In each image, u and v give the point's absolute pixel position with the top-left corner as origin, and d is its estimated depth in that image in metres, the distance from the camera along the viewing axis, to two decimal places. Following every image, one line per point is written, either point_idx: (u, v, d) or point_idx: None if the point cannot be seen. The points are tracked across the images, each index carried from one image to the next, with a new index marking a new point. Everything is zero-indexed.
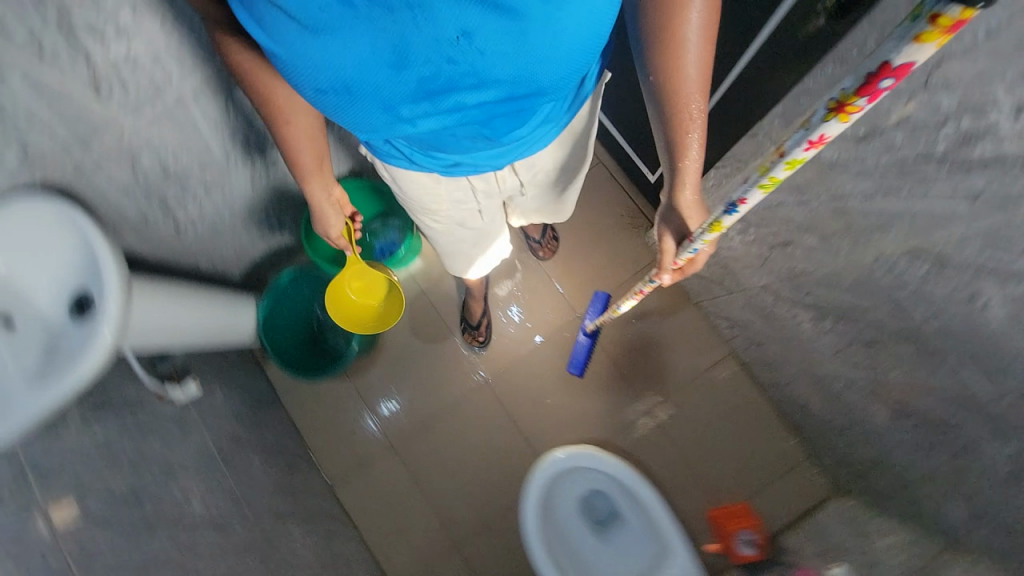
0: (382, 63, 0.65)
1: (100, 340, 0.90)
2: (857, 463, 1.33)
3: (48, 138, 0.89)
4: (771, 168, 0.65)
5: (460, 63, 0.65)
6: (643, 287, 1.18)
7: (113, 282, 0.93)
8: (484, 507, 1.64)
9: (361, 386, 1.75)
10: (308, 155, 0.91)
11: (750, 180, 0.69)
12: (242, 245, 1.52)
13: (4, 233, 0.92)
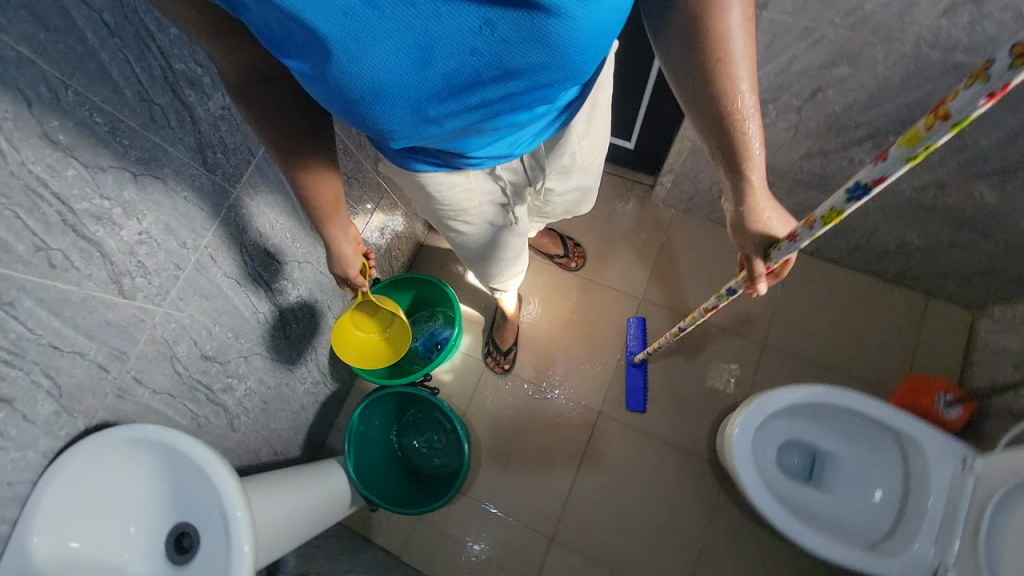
0: (405, 63, 0.57)
1: (239, 565, 0.74)
2: (980, 272, 1.32)
3: (80, 370, 0.76)
4: (923, 138, 0.53)
5: (482, 55, 0.58)
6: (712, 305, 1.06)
7: (226, 480, 0.77)
8: (678, 539, 1.45)
9: (481, 493, 1.55)
10: (331, 204, 0.87)
11: (892, 155, 0.58)
12: (290, 410, 1.35)
13: (83, 487, 0.77)
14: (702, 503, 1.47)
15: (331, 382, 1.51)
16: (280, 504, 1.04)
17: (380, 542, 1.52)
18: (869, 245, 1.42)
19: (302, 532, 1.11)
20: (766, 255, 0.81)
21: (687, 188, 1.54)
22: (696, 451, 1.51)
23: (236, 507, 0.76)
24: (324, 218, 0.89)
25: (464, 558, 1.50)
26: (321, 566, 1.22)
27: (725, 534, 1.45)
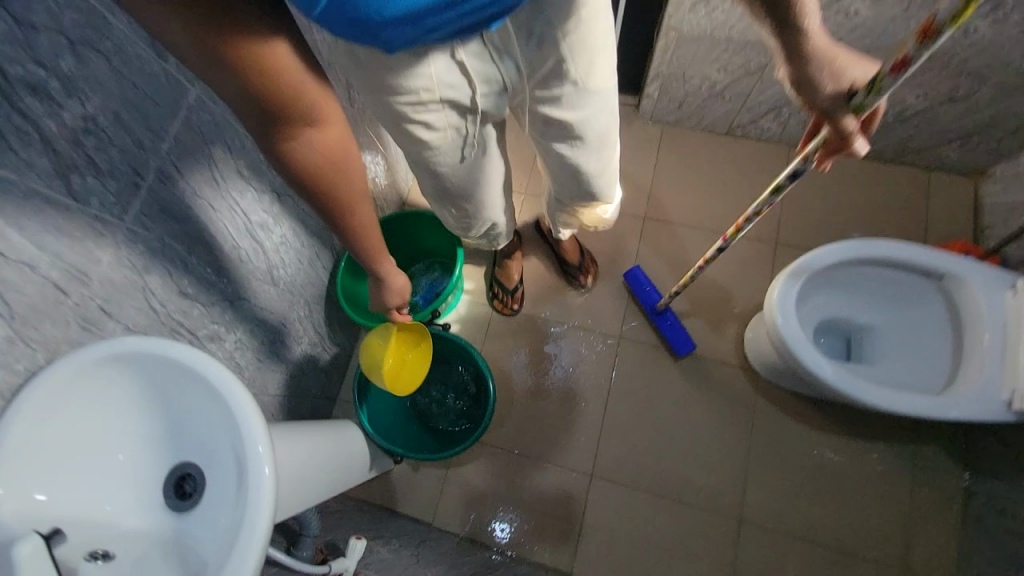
0: None
1: (260, 495, 0.60)
2: (979, 127, 1.31)
3: (31, 291, 0.64)
4: None
5: None
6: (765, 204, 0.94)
7: (235, 395, 0.63)
8: (722, 453, 1.38)
9: (509, 443, 1.44)
10: (365, 218, 0.82)
11: None
12: (288, 374, 1.22)
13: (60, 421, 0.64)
14: (740, 411, 1.40)
15: (329, 347, 1.38)
16: (303, 459, 0.93)
17: (408, 512, 1.40)
18: None
19: (323, 493, 0.99)
20: (854, 106, 0.69)
21: (676, 92, 1.48)
22: (726, 361, 1.44)
23: (248, 434, 0.62)
24: (363, 234, 0.84)
25: (501, 512, 1.39)
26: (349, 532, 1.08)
27: (768, 437, 1.38)
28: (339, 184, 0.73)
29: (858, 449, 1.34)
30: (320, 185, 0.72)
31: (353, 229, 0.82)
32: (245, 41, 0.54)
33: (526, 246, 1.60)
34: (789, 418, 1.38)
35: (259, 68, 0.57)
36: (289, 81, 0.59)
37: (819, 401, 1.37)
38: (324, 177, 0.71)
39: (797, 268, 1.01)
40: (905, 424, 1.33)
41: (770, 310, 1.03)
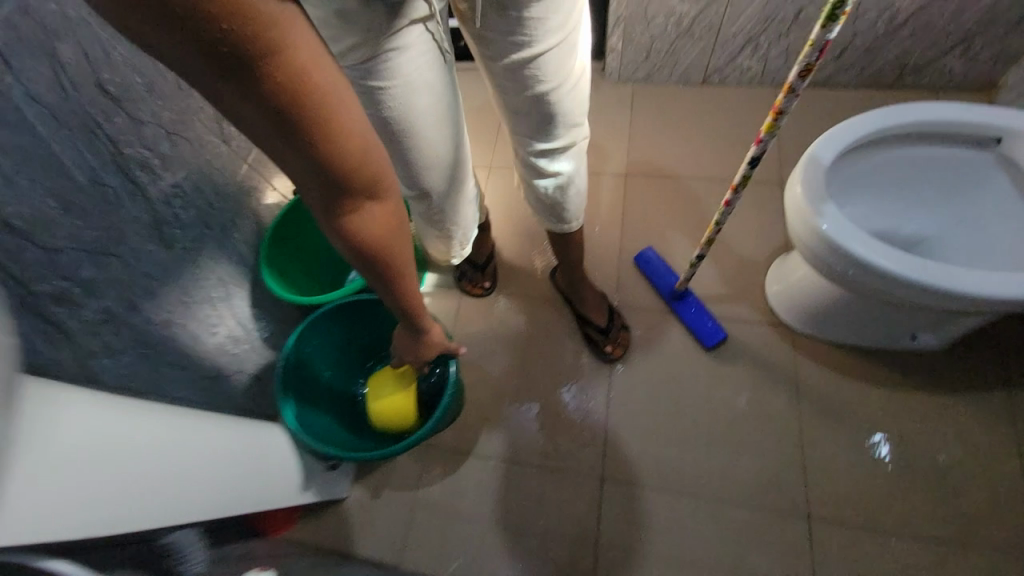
0: None
1: None
2: (985, 22, 1.15)
3: None
4: None
5: None
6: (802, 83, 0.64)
7: None
8: (764, 432, 1.07)
9: (494, 452, 1.14)
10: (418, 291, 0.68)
11: None
12: (197, 373, 0.95)
13: None
14: (778, 379, 1.11)
15: (260, 347, 1.12)
16: (152, 427, 0.65)
17: (368, 557, 1.06)
18: (856, 37, 1.24)
19: (185, 483, 0.68)
20: None
21: (640, 37, 1.36)
22: (749, 321, 1.18)
23: None
24: (413, 309, 0.70)
25: (491, 543, 1.06)
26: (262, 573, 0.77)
27: (821, 406, 1.08)
28: (395, 252, 0.61)
29: (937, 408, 1.04)
30: (375, 257, 0.59)
31: (405, 304, 0.68)
32: (320, 105, 0.43)
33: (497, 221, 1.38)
34: (841, 380, 1.09)
35: (334, 139, 0.46)
36: (356, 146, 0.48)
37: (872, 352, 1.10)
38: (377, 248, 0.58)
39: (822, 141, 0.79)
40: (990, 369, 1.05)
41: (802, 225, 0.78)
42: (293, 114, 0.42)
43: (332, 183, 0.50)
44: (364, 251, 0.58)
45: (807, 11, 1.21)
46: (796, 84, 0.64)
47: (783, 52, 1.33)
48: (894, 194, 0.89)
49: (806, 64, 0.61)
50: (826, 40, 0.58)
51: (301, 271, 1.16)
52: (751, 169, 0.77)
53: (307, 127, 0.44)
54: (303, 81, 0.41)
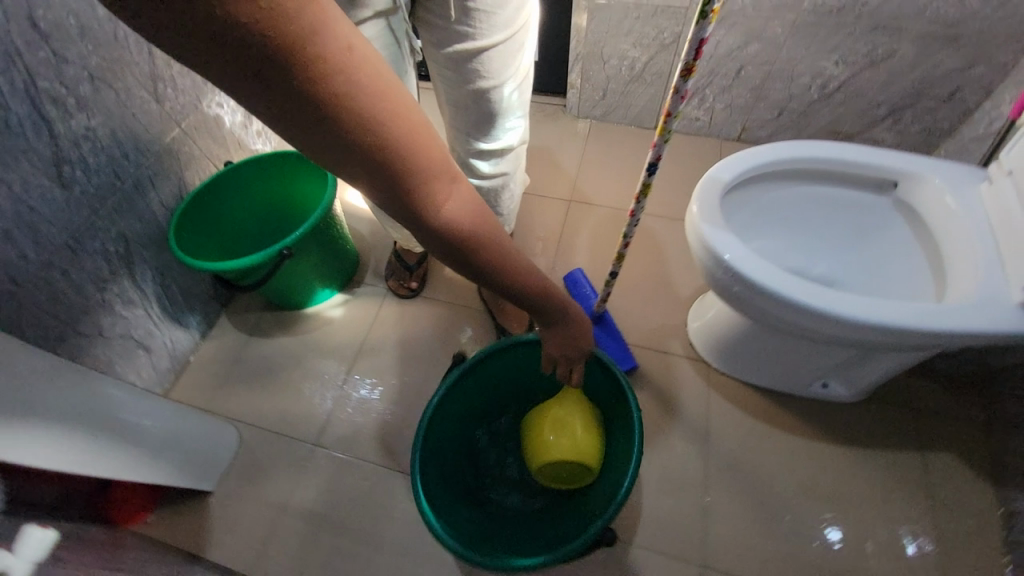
0: None
1: None
2: (908, 99, 1.23)
3: None
4: None
5: None
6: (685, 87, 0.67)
7: None
8: (671, 470, 1.01)
9: (383, 458, 1.06)
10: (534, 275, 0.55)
11: None
12: (71, 324, 0.90)
13: None
14: (692, 416, 1.06)
15: (157, 316, 1.07)
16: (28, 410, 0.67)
17: (221, 561, 0.95)
18: (792, 99, 1.33)
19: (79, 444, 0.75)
20: None
21: (598, 77, 1.44)
22: (669, 353, 1.15)
23: None
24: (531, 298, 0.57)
25: (361, 558, 0.96)
26: (76, 540, 0.68)
27: (728, 447, 1.03)
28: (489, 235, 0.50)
29: (848, 463, 0.99)
30: (467, 249, 0.48)
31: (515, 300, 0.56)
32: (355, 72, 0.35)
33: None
34: (754, 423, 1.05)
35: (387, 113, 0.38)
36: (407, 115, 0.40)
37: (788, 399, 1.07)
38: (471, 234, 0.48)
39: (725, 163, 0.80)
40: (905, 429, 1.01)
41: (703, 245, 0.77)
42: (322, 90, 0.34)
43: (392, 171, 0.40)
44: (455, 243, 0.47)
45: (747, 69, 1.29)
46: (681, 85, 0.67)
47: (727, 107, 1.40)
48: (805, 230, 0.89)
49: (687, 63, 0.65)
50: (705, 37, 0.62)
51: (217, 239, 1.13)
52: (649, 177, 0.79)
53: (348, 99, 0.35)
54: (323, 42, 0.33)
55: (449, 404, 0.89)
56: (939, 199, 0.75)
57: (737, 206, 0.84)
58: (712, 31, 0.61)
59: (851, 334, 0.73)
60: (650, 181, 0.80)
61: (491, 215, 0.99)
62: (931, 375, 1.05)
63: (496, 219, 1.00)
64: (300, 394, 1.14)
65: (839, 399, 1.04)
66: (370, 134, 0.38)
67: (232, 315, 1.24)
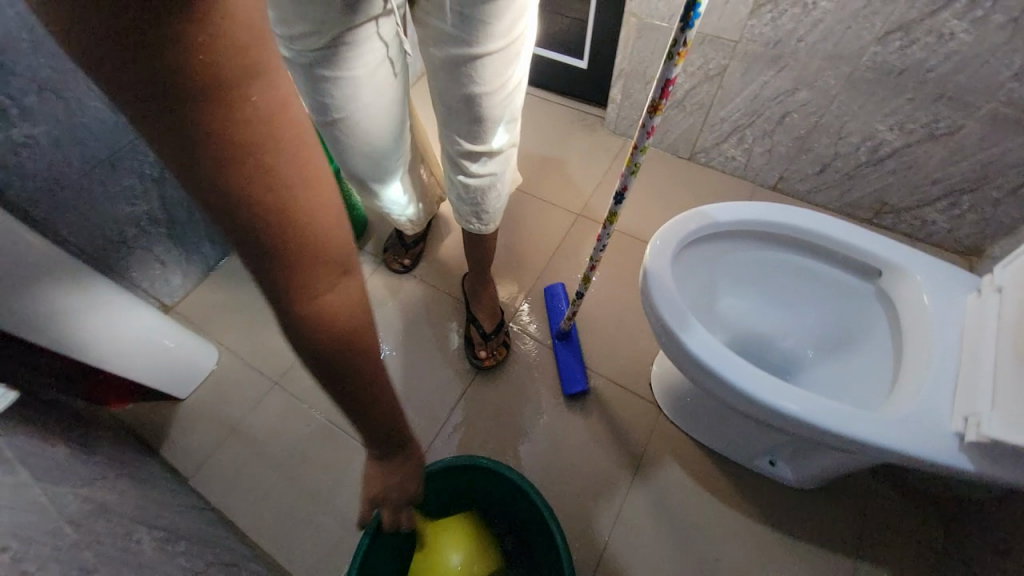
0: None
1: None
2: (968, 184, 1.10)
3: None
4: None
5: None
6: (650, 123, 0.62)
7: None
8: (587, 503, 1.00)
9: (330, 412, 1.14)
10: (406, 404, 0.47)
11: None
12: (100, 228, 1.05)
13: None
14: (627, 456, 1.04)
15: (176, 237, 1.20)
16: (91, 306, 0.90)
17: (170, 460, 1.08)
18: (837, 158, 1.22)
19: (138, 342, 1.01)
20: None
21: (639, 96, 1.40)
22: (627, 388, 1.13)
23: None
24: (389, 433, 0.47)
25: (283, 495, 1.05)
26: (53, 408, 0.80)
27: (655, 496, 1.00)
28: (365, 348, 0.42)
29: (773, 551, 0.94)
30: (332, 357, 0.40)
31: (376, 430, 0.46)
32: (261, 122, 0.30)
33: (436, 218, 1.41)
34: (688, 482, 1.01)
35: (284, 173, 0.32)
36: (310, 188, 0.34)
37: (732, 466, 1.02)
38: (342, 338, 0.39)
39: (718, 205, 0.79)
40: (846, 533, 0.93)
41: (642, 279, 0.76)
42: (208, 119, 0.29)
43: (266, 241, 0.33)
44: (318, 348, 0.39)
45: (792, 117, 1.21)
46: (648, 122, 0.62)
47: (767, 152, 1.31)
48: (778, 295, 0.86)
49: (655, 100, 0.60)
50: (672, 78, 0.57)
51: None
52: (615, 206, 0.76)
53: (238, 149, 0.30)
54: (236, 71, 0.28)
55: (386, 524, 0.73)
56: (909, 299, 0.69)
57: (707, 256, 0.83)
58: (680, 74, 0.57)
59: (770, 417, 0.67)
60: (617, 211, 0.78)
61: (477, 214, 1.00)
62: (899, 487, 0.97)
63: (483, 220, 1.01)
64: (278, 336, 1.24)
65: (783, 480, 0.98)
66: (252, 190, 0.31)
67: None
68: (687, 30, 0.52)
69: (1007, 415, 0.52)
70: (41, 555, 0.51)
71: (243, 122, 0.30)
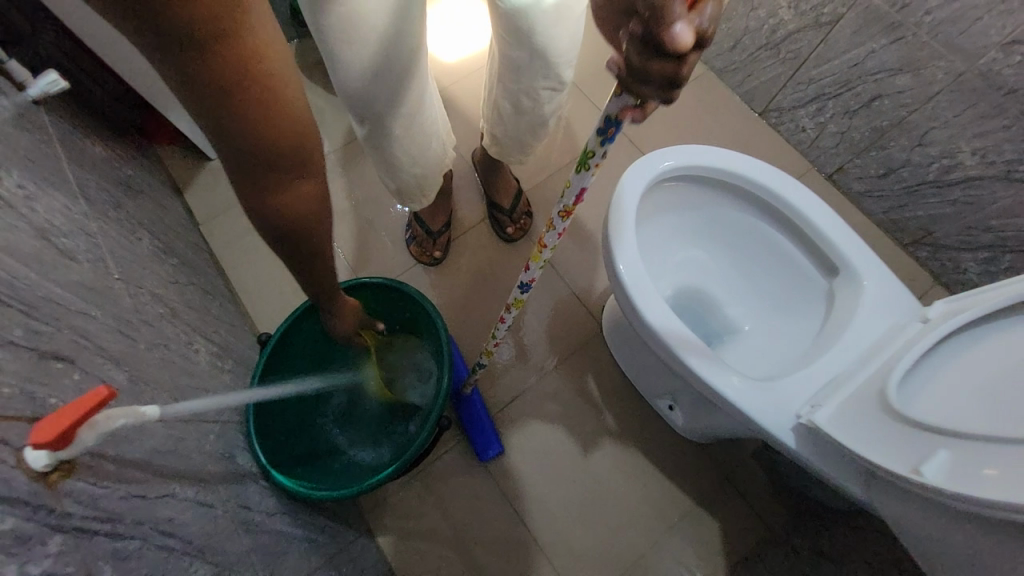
0: None
1: None
2: (1020, 241, 1.01)
3: None
4: None
5: None
6: (558, 227, 0.55)
7: None
8: (504, 375, 1.12)
9: None
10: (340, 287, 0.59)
11: None
12: None
13: None
14: (553, 354, 1.15)
15: None
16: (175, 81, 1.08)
17: (189, 205, 1.25)
18: (906, 167, 1.11)
19: None
20: None
21: (737, 24, 1.25)
22: (583, 303, 1.19)
23: None
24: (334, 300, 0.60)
25: (267, 269, 1.21)
26: (79, 116, 0.93)
27: (562, 391, 1.12)
28: (320, 251, 0.51)
29: (637, 473, 1.06)
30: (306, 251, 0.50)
31: (335, 311, 0.62)
32: (245, 56, 0.36)
33: (474, 79, 1.39)
34: (596, 396, 1.12)
35: (262, 103, 0.39)
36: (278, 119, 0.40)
37: (639, 399, 1.11)
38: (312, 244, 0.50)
39: (709, 150, 0.77)
40: (703, 483, 1.06)
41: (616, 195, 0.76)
42: (219, 60, 0.35)
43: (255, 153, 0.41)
44: (292, 242, 0.48)
45: (882, 102, 1.08)
46: (556, 222, 0.54)
47: (839, 135, 1.20)
48: (738, 265, 0.88)
49: (569, 204, 0.52)
50: (587, 186, 0.49)
51: None
52: (521, 294, 0.68)
53: (241, 76, 0.37)
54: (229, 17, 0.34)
55: (311, 321, 0.85)
56: (847, 304, 0.70)
57: (686, 201, 0.84)
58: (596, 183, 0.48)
59: (659, 354, 0.70)
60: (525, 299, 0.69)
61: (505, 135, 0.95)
62: (774, 479, 1.05)
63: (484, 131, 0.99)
64: None
65: (674, 425, 1.07)
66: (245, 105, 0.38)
67: (300, 49, 1.40)
68: (606, 146, 0.43)
69: (842, 413, 0.57)
70: (45, 203, 0.66)
71: (240, 71, 0.36)
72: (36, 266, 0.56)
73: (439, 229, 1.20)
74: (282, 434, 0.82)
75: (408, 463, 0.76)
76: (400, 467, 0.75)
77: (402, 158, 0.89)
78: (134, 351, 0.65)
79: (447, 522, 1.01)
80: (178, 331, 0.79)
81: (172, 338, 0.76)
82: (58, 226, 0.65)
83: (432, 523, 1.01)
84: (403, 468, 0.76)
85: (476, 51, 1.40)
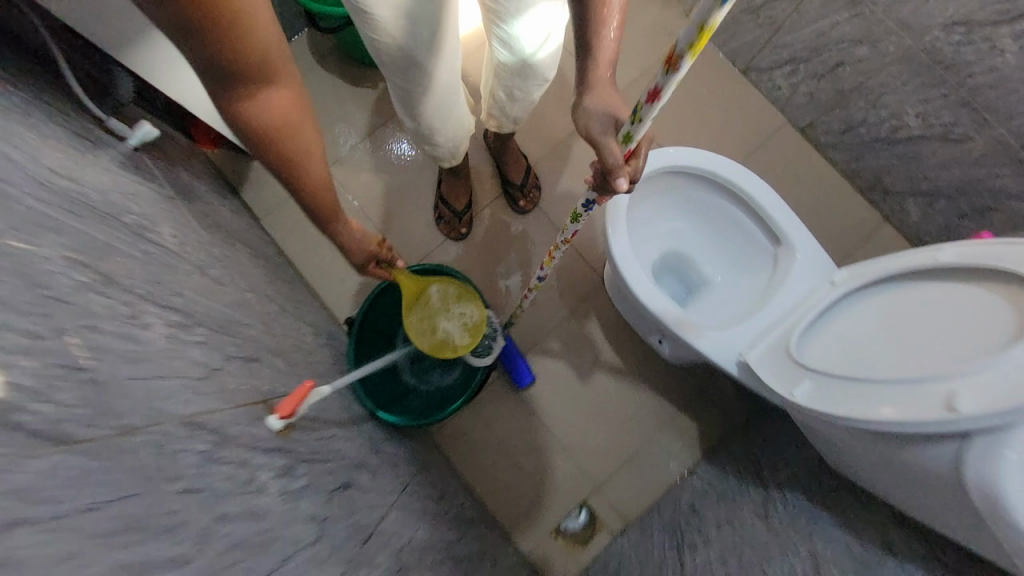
0: None
1: None
2: (951, 190, 1.22)
3: None
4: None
5: None
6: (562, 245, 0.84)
7: None
8: (526, 324, 1.40)
9: (360, 203, 1.46)
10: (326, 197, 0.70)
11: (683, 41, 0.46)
12: None
13: None
14: (565, 305, 1.42)
15: None
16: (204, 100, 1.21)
17: (246, 201, 1.45)
18: (864, 125, 1.28)
19: None
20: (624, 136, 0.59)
21: None
22: (587, 261, 1.44)
23: None
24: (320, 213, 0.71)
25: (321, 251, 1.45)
26: (162, 148, 1.12)
27: (574, 334, 1.41)
28: (299, 160, 0.63)
29: (635, 391, 1.38)
30: (283, 156, 0.61)
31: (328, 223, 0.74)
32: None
33: (478, 56, 1.50)
34: (601, 335, 1.40)
35: (224, 31, 0.47)
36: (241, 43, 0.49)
37: (635, 336, 1.40)
38: (286, 148, 0.61)
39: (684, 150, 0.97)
40: (685, 395, 1.38)
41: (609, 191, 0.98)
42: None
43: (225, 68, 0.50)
44: (268, 146, 0.59)
45: (844, 69, 1.22)
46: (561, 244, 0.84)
47: (809, 94, 1.34)
48: (709, 236, 1.11)
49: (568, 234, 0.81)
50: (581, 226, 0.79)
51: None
52: None
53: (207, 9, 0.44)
54: None
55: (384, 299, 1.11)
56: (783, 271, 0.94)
57: (667, 187, 1.06)
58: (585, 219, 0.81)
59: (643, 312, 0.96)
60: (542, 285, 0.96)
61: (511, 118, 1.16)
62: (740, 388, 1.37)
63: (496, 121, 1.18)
64: (329, 129, 1.47)
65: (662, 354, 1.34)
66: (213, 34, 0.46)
67: (312, 39, 1.50)
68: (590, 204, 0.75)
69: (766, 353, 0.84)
70: (188, 243, 0.89)
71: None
72: (211, 298, 0.81)
73: (461, 206, 1.41)
74: (375, 384, 1.11)
75: (471, 397, 1.06)
76: (466, 400, 1.04)
77: (441, 142, 1.13)
78: (275, 342, 0.92)
79: (493, 436, 1.36)
80: (288, 320, 1.06)
81: (287, 327, 1.03)
82: (202, 259, 0.89)
83: (482, 437, 1.36)
84: (468, 401, 1.06)
85: (476, 26, 1.48)
